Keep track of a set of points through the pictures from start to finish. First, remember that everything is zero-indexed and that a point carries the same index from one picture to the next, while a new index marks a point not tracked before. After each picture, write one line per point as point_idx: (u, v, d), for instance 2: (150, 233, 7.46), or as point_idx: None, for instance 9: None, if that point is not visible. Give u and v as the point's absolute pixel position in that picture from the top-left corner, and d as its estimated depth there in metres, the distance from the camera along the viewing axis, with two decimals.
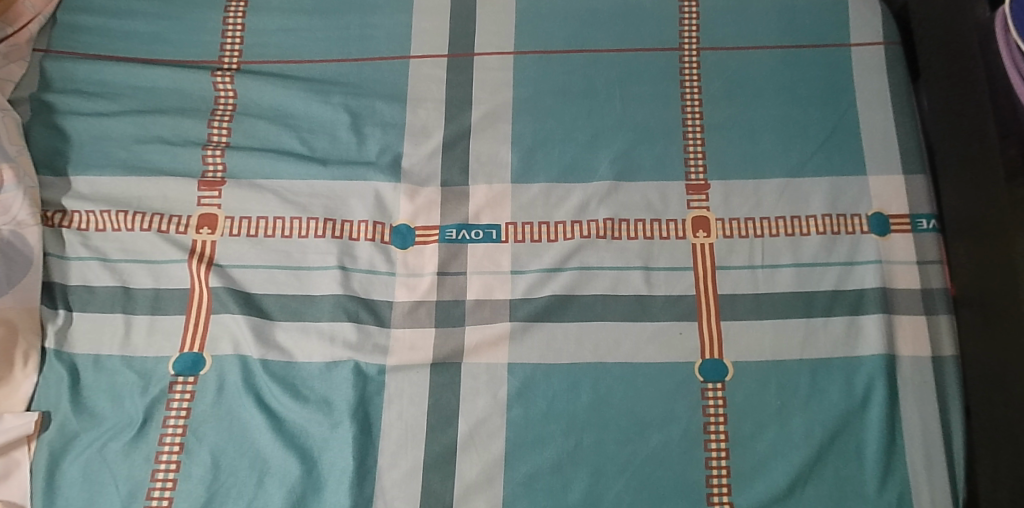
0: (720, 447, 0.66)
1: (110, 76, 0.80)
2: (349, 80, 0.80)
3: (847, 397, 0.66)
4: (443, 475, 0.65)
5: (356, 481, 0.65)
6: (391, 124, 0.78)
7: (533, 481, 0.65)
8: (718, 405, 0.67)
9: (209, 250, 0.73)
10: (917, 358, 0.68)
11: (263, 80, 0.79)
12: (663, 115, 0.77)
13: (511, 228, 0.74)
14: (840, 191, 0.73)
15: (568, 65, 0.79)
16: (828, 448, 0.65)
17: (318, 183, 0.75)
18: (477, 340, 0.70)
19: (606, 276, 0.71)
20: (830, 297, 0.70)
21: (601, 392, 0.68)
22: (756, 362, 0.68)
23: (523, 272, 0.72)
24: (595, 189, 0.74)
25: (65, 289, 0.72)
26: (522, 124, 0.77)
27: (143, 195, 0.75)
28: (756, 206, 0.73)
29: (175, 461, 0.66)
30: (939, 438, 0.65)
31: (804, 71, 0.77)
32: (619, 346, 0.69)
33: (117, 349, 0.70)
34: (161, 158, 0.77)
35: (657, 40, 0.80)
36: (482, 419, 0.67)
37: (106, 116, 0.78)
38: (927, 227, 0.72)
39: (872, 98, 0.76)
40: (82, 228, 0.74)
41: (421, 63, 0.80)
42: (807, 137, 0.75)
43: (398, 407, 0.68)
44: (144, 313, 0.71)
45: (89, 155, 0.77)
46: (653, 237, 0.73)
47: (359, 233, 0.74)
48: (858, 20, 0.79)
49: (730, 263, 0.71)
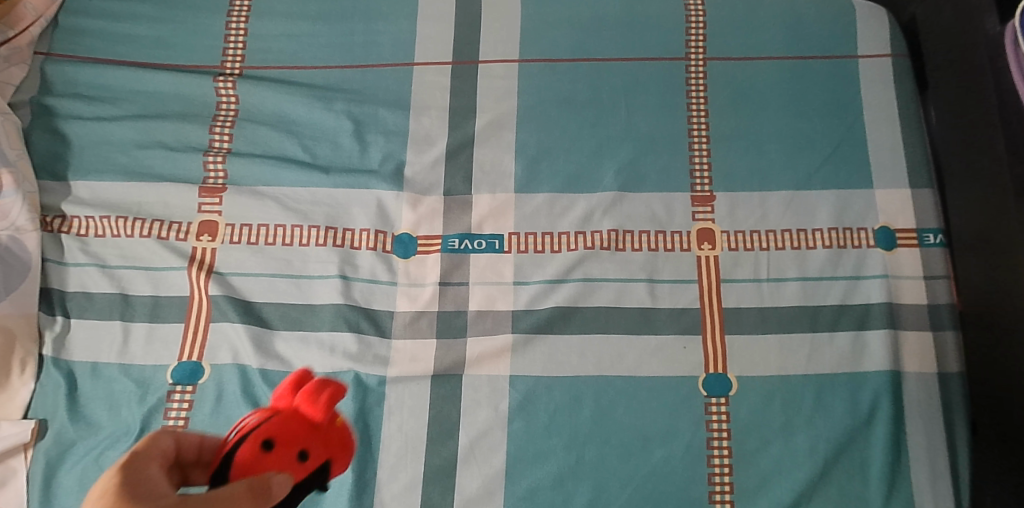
0: (724, 463, 0.65)
1: (111, 80, 0.80)
2: (353, 86, 0.79)
3: (852, 414, 0.66)
4: (443, 488, 0.65)
5: (355, 494, 0.64)
6: (394, 132, 0.77)
7: (535, 495, 0.65)
8: (722, 420, 0.66)
9: (209, 257, 0.72)
10: (922, 375, 0.67)
11: (265, 86, 0.79)
12: (669, 125, 0.76)
13: (514, 239, 0.73)
14: (847, 204, 0.72)
15: (573, 74, 0.79)
16: (833, 466, 0.65)
17: (320, 190, 0.75)
18: (480, 352, 0.69)
19: (610, 288, 0.71)
20: (836, 312, 0.69)
21: (604, 405, 0.67)
22: (760, 378, 0.67)
23: (526, 283, 0.72)
24: (599, 200, 0.74)
25: (63, 295, 0.71)
26: (527, 133, 0.77)
27: (142, 201, 0.74)
28: (762, 219, 0.72)
29: (185, 415, 0.67)
30: (945, 456, 0.64)
31: (811, 83, 0.77)
32: (622, 359, 0.68)
33: (114, 357, 0.69)
34: (161, 164, 0.76)
35: (663, 49, 0.79)
36: (483, 432, 0.66)
37: (106, 121, 0.78)
38: (933, 241, 0.71)
39: (881, 110, 0.75)
40: (81, 234, 0.73)
41: (424, 70, 0.79)
42: (814, 150, 0.74)
43: (399, 419, 0.67)
44: (143, 321, 0.71)
45: (89, 160, 0.76)
46: (658, 248, 0.72)
47: (360, 242, 0.73)
48: (866, 31, 0.78)
49: (734, 276, 0.71)
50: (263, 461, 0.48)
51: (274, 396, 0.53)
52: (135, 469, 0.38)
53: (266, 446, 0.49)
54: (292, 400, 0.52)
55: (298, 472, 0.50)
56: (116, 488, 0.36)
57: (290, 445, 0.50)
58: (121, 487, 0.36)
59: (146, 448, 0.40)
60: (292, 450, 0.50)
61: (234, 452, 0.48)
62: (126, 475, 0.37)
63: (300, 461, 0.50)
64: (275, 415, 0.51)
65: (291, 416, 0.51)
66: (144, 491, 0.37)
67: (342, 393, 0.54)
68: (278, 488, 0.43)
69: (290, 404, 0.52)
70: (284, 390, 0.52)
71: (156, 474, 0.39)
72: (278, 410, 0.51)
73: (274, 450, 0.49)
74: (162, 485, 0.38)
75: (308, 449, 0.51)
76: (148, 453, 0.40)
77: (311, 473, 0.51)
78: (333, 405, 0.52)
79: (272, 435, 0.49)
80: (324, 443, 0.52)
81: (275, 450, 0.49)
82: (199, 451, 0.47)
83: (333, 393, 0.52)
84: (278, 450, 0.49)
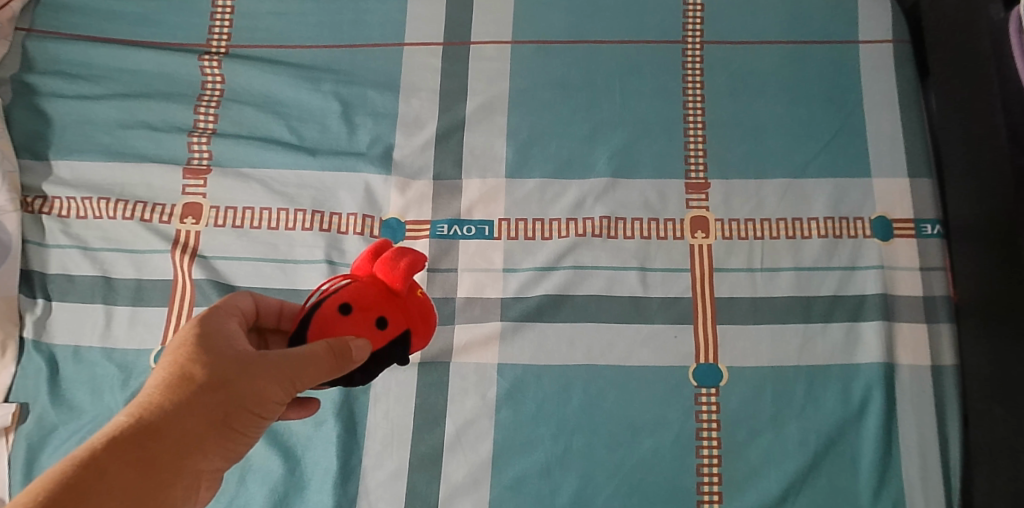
0: (712, 454, 0.64)
1: (94, 58, 0.78)
2: (341, 66, 0.77)
3: (843, 405, 0.65)
4: (428, 476, 0.65)
5: (339, 481, 0.64)
6: (383, 114, 0.76)
7: (521, 484, 0.64)
8: (712, 410, 0.65)
9: (193, 240, 0.71)
10: (916, 367, 0.66)
11: (252, 66, 0.77)
12: (664, 110, 0.74)
13: (504, 225, 0.72)
14: (844, 193, 0.71)
15: (567, 57, 0.77)
16: (823, 457, 0.64)
17: (306, 173, 0.73)
18: (468, 339, 0.68)
19: (601, 276, 0.69)
20: (830, 303, 0.68)
21: (593, 395, 0.66)
22: (751, 369, 0.66)
23: (515, 270, 0.70)
24: (591, 186, 0.72)
25: (44, 277, 0.70)
26: (519, 117, 0.75)
27: (125, 182, 0.73)
28: (757, 207, 0.71)
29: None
30: (937, 449, 0.64)
31: (810, 69, 0.75)
32: (612, 349, 0.67)
33: (97, 341, 0.68)
34: (145, 144, 0.74)
35: (660, 32, 0.77)
36: (470, 420, 0.66)
37: (89, 100, 0.76)
38: (931, 232, 0.70)
39: (880, 97, 0.74)
40: (63, 215, 0.72)
41: (415, 51, 0.78)
42: (811, 137, 0.73)
43: (384, 406, 0.66)
44: (126, 304, 0.69)
45: (71, 140, 0.75)
46: (651, 237, 0.71)
47: (347, 227, 0.72)
48: (868, 16, 0.76)
49: (727, 265, 0.69)
50: (340, 325, 0.45)
51: (353, 268, 0.50)
52: (212, 321, 0.42)
53: (343, 310, 0.45)
54: (371, 268, 0.48)
55: (377, 342, 0.46)
56: (192, 338, 0.40)
57: (368, 311, 0.45)
58: (196, 337, 0.40)
59: (222, 308, 0.45)
60: (370, 315, 0.45)
61: (311, 316, 0.46)
62: (203, 325, 0.41)
63: (378, 328, 0.46)
64: (356, 281, 0.48)
65: (369, 283, 0.47)
66: (217, 341, 0.41)
67: (422, 263, 0.49)
68: (358, 353, 0.43)
69: (370, 271, 0.48)
70: (362, 260, 0.49)
71: (232, 328, 0.43)
72: (359, 277, 0.48)
73: (351, 315, 0.45)
74: (238, 338, 0.42)
75: (387, 316, 0.46)
76: (223, 310, 0.44)
77: (394, 345, 0.47)
78: (412, 273, 0.48)
79: (350, 299, 0.46)
80: (403, 313, 0.47)
81: (354, 313, 0.45)
82: (278, 318, 0.50)
83: (411, 262, 0.48)
84: (353, 312, 0.45)
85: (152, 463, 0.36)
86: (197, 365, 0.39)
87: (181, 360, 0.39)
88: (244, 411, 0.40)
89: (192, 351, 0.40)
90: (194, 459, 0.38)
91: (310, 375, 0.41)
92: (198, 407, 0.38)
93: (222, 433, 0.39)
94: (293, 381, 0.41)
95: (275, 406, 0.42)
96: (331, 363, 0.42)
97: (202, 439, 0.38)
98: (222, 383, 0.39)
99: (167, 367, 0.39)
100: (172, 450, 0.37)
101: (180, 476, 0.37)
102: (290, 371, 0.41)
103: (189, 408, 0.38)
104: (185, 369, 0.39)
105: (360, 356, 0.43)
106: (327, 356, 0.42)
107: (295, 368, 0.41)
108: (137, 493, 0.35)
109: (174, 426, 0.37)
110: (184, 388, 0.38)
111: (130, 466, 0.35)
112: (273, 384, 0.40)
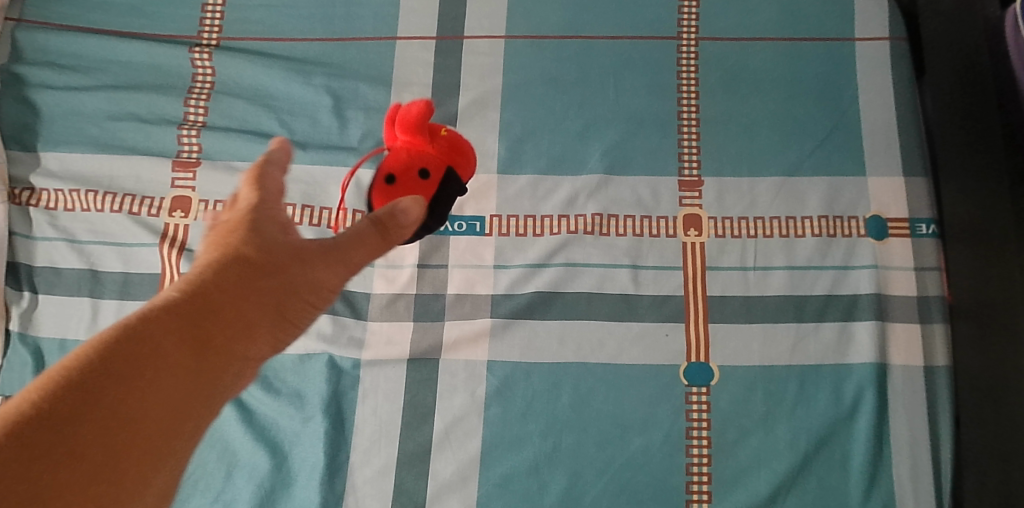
0: (702, 453, 0.64)
1: (84, 49, 0.77)
2: (334, 60, 0.77)
3: (835, 405, 0.64)
4: (416, 473, 0.64)
5: (327, 477, 0.64)
6: (374, 108, 0.75)
7: (509, 482, 0.64)
8: (702, 409, 0.65)
9: (181, 234, 0.70)
10: (908, 368, 0.66)
11: (242, 58, 0.76)
12: (657, 107, 0.74)
13: (496, 221, 0.71)
14: (839, 191, 0.71)
15: (561, 52, 0.76)
16: (814, 457, 0.63)
17: (297, 167, 0.73)
18: (457, 336, 0.68)
19: (593, 274, 0.69)
20: (823, 303, 0.67)
21: (582, 393, 0.66)
22: (742, 368, 0.66)
23: (506, 267, 0.70)
24: (584, 183, 0.72)
25: (31, 270, 0.70)
26: (512, 112, 0.74)
27: (114, 175, 0.72)
28: (751, 204, 0.70)
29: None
30: (928, 450, 0.63)
31: (805, 66, 0.74)
32: (603, 347, 0.67)
33: (83, 334, 0.68)
34: (134, 136, 0.74)
35: (655, 28, 0.76)
36: (459, 418, 0.65)
37: (78, 91, 0.75)
38: (926, 231, 0.69)
39: (877, 95, 0.73)
40: (50, 207, 0.71)
41: (408, 44, 0.77)
42: (806, 135, 0.72)
43: (373, 402, 0.66)
44: (113, 298, 0.69)
45: (59, 131, 0.74)
46: (643, 234, 0.70)
47: (337, 222, 0.71)
48: (865, 12, 0.75)
49: (720, 263, 0.69)
50: (393, 192, 0.50)
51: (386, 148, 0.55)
52: (264, 200, 0.42)
53: (387, 180, 0.50)
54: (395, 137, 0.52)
55: (429, 190, 0.51)
56: (250, 220, 0.41)
57: (407, 171, 0.50)
58: (250, 220, 0.41)
59: (270, 179, 0.43)
60: (410, 173, 0.50)
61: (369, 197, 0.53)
62: (257, 208, 0.42)
63: (422, 179, 0.50)
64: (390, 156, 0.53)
65: (397, 150, 0.52)
66: (268, 227, 0.42)
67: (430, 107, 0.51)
68: (406, 214, 0.45)
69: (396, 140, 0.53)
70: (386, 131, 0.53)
71: (283, 214, 0.44)
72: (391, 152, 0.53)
73: (395, 180, 0.50)
74: (286, 225, 0.43)
75: (426, 166, 0.51)
76: (274, 184, 0.44)
77: (445, 186, 0.52)
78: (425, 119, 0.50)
79: (389, 170, 0.51)
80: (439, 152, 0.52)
81: (398, 177, 0.50)
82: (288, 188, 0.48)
83: (419, 109, 0.50)
84: (396, 175, 0.50)
85: (202, 342, 0.36)
86: (252, 249, 0.40)
87: (237, 242, 0.40)
88: (298, 298, 0.42)
89: (248, 234, 0.41)
90: (243, 346, 0.39)
91: (356, 253, 0.44)
92: (254, 291, 0.40)
93: (273, 313, 0.41)
94: (347, 265, 0.44)
95: (327, 298, 0.44)
96: (377, 241, 0.45)
97: (255, 326, 0.40)
98: (277, 270, 0.41)
99: (223, 248, 0.40)
100: (221, 331, 0.38)
101: (232, 350, 0.39)
102: (340, 256, 0.44)
103: (245, 292, 0.39)
104: (238, 250, 0.40)
105: (408, 218, 0.45)
106: (375, 234, 0.44)
107: (345, 249, 0.44)
108: (184, 371, 0.35)
109: (231, 307, 0.38)
110: (241, 270, 0.39)
111: (182, 341, 0.35)
112: (324, 271, 0.43)
